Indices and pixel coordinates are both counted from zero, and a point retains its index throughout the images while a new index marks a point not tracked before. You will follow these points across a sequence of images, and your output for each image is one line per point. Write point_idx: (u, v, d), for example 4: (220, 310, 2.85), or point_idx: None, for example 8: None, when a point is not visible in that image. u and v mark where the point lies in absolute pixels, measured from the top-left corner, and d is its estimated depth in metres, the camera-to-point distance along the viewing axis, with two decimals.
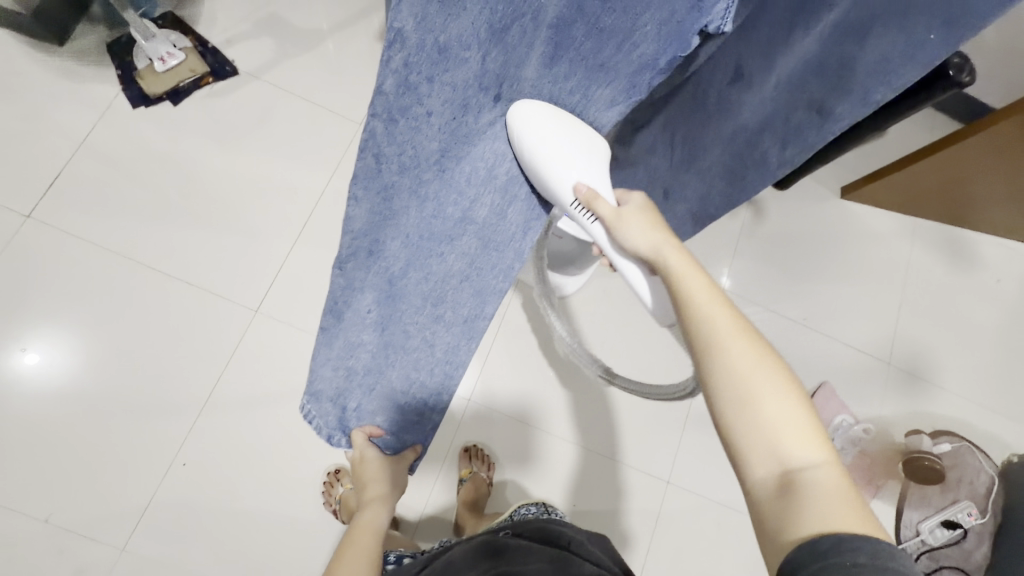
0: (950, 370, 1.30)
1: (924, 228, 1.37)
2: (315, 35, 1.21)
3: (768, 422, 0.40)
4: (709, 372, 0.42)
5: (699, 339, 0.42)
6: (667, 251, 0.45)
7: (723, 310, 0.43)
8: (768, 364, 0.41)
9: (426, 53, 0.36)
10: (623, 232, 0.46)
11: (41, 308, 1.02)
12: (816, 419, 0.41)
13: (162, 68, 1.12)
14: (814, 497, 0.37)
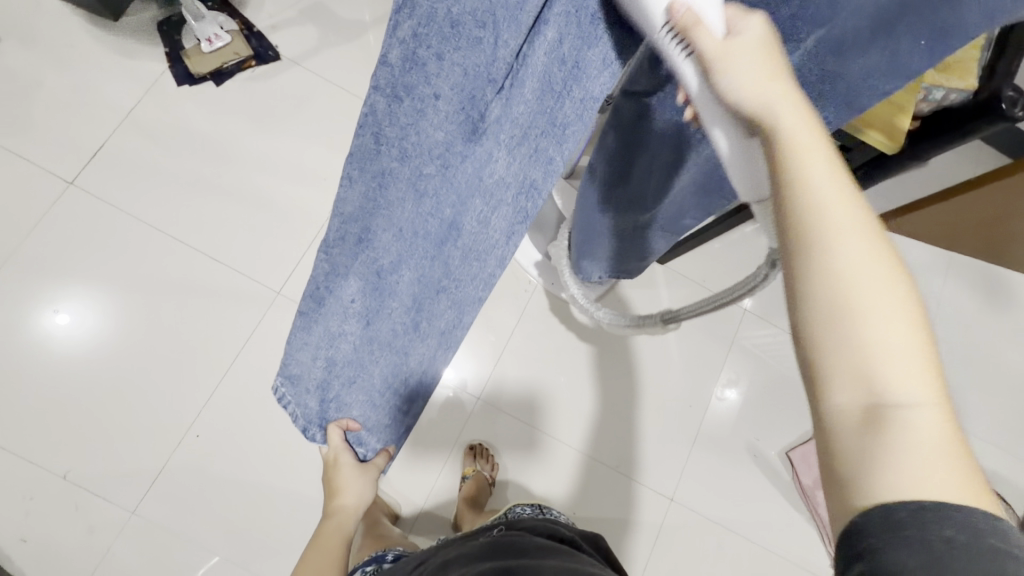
0: (983, 415, 1.23)
1: (962, 263, 1.30)
2: (357, 26, 1.23)
3: (866, 350, 0.28)
4: (803, 274, 0.29)
5: (804, 231, 0.29)
6: (781, 106, 0.31)
7: (842, 190, 0.29)
8: (893, 280, 0.29)
9: (437, 24, 0.33)
10: (726, 70, 0.31)
11: (77, 271, 1.06)
12: (937, 360, 0.29)
13: (209, 48, 1.15)
14: (910, 446, 0.27)
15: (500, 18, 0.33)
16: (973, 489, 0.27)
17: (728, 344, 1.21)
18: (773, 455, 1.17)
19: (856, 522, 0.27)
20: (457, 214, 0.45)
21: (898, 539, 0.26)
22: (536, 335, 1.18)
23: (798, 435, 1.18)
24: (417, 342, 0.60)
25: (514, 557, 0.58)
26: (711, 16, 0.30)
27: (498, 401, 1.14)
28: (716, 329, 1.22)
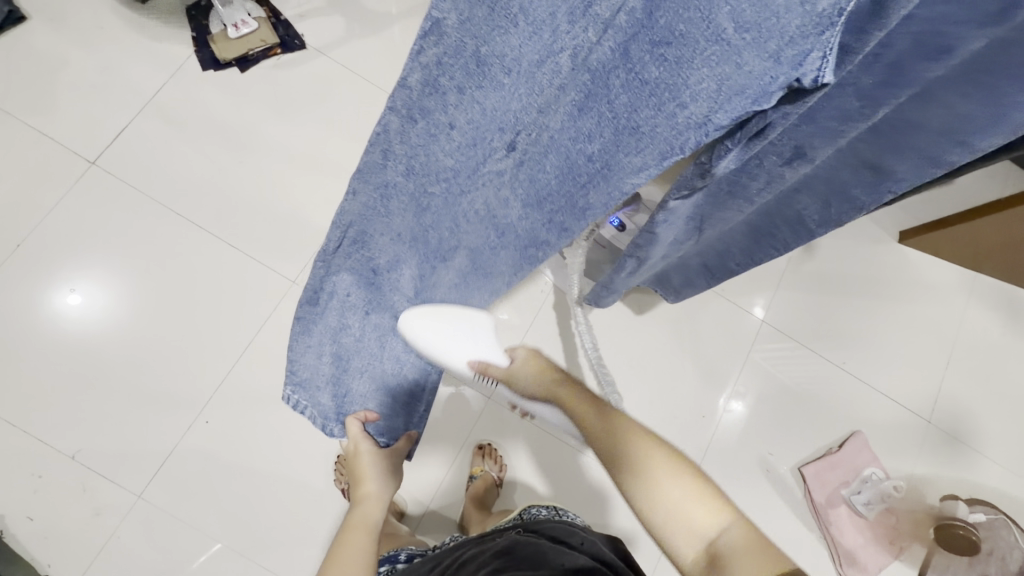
0: (1002, 440, 1.20)
1: (984, 285, 1.28)
2: (383, 19, 1.22)
3: (674, 510, 0.48)
4: (619, 483, 0.51)
5: (615, 454, 0.52)
6: (554, 386, 0.60)
7: (620, 419, 0.54)
8: (660, 458, 0.50)
9: (463, 59, 0.33)
10: (520, 383, 0.62)
11: (94, 254, 1.06)
12: (713, 489, 0.49)
13: (234, 34, 1.14)
14: (730, 561, 0.44)
15: (522, 74, 0.34)
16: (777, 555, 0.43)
17: (742, 354, 1.20)
18: (785, 469, 1.15)
19: None
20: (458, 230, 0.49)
21: None
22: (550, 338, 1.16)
23: (810, 451, 1.16)
24: None
25: (530, 560, 0.57)
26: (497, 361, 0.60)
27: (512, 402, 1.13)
28: (731, 340, 1.20)
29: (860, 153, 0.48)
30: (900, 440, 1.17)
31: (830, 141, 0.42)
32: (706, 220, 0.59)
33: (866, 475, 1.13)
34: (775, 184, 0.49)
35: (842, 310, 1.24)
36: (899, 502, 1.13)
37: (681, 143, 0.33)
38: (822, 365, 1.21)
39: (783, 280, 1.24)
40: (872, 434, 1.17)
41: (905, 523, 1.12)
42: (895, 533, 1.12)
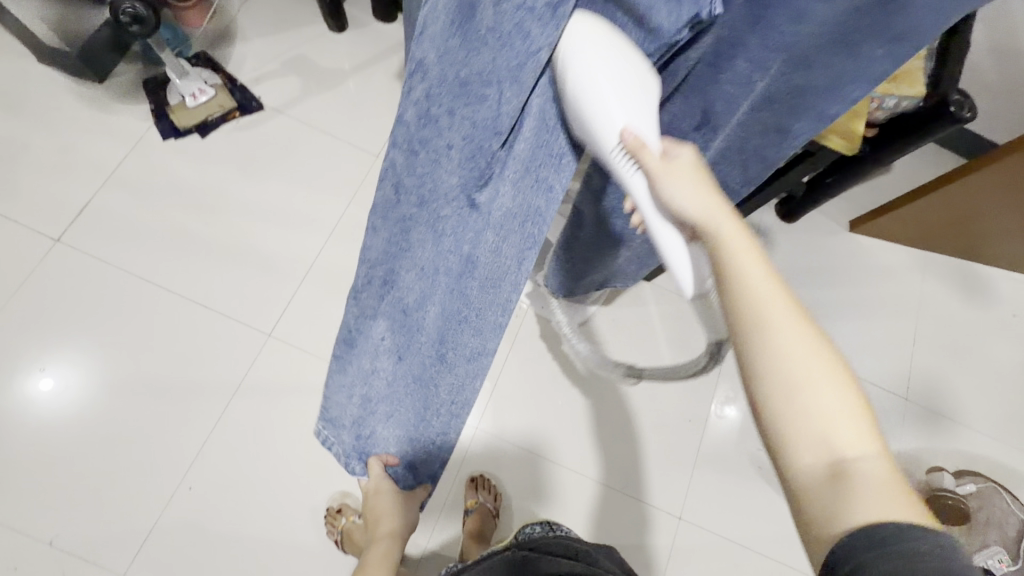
0: (979, 408, 1.24)
1: (936, 261, 1.35)
2: (337, 75, 1.25)
3: (814, 413, 0.37)
4: (749, 359, 0.39)
5: (747, 316, 0.39)
6: (718, 216, 0.41)
7: (771, 284, 0.39)
8: (822, 355, 0.38)
9: (448, 86, 0.38)
10: (669, 190, 0.41)
11: (64, 331, 1.05)
12: (864, 408, 0.38)
13: (193, 103, 1.17)
14: (863, 487, 0.35)
15: (504, 78, 0.36)
16: (922, 518, 0.34)
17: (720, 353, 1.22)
18: None
19: (837, 553, 0.33)
20: (473, 249, 0.48)
21: (879, 554, 0.31)
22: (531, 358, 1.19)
23: None
24: (444, 377, 0.62)
25: None
26: (653, 141, 0.39)
27: (505, 429, 1.13)
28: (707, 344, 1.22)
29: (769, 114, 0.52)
30: (882, 420, 1.20)
31: (730, 106, 0.49)
32: None
33: None
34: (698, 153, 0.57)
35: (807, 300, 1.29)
36: None
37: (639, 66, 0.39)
38: None
39: None
40: None
41: None
42: None
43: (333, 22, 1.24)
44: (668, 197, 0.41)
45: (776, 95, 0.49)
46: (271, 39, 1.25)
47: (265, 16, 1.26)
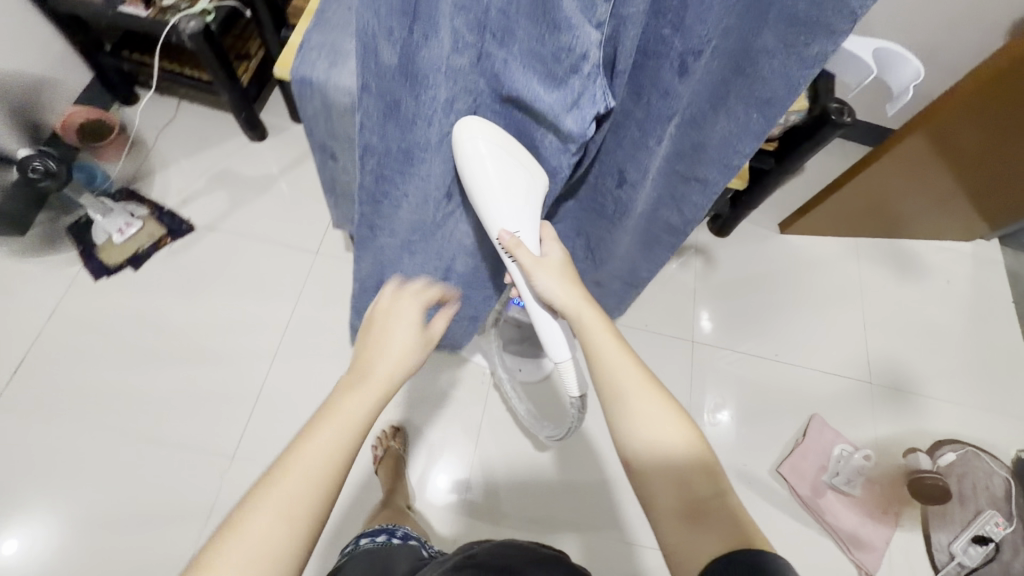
0: (938, 377, 1.29)
1: (866, 246, 1.42)
2: (266, 180, 1.26)
3: (671, 464, 0.47)
4: (616, 423, 0.50)
5: (610, 388, 0.51)
6: (582, 306, 0.56)
7: (627, 357, 0.52)
8: (671, 414, 0.49)
9: (393, 155, 0.51)
10: (540, 282, 0.58)
11: (11, 498, 0.99)
12: (711, 458, 0.47)
13: (120, 239, 1.14)
14: (714, 522, 0.43)
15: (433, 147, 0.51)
16: (762, 544, 0.41)
17: (687, 375, 1.24)
18: (766, 473, 1.16)
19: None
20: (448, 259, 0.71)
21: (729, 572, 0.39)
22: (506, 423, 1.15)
23: (780, 449, 1.18)
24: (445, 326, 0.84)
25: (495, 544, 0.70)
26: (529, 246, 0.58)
27: (491, 501, 1.08)
28: (674, 369, 1.24)
29: (680, 174, 0.56)
30: (854, 410, 1.23)
31: (640, 168, 0.55)
32: (591, 243, 0.72)
33: (836, 454, 1.15)
34: (627, 209, 0.61)
35: (757, 306, 1.33)
36: (875, 469, 1.16)
37: (556, 158, 0.54)
38: (763, 362, 1.27)
39: (699, 298, 1.32)
40: (827, 413, 1.22)
41: (888, 489, 1.15)
42: (885, 500, 1.14)
43: (252, 132, 1.26)
44: (541, 284, 0.58)
45: (683, 148, 0.53)
46: (194, 158, 1.25)
47: (184, 138, 1.27)
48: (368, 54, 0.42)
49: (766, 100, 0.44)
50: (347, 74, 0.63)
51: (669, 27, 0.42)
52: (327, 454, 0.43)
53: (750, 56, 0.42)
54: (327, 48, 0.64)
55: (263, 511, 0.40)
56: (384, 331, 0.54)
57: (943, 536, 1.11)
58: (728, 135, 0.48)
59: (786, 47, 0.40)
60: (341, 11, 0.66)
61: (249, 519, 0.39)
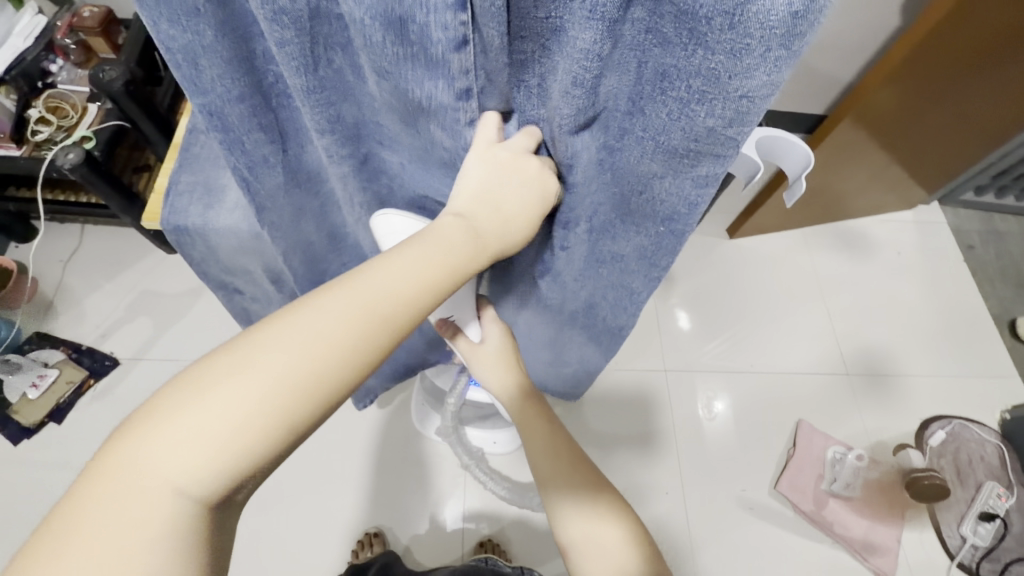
0: (910, 353, 1.28)
1: (814, 234, 1.42)
2: (190, 293, 1.17)
3: (598, 535, 0.54)
4: (551, 493, 0.57)
5: (541, 463, 0.58)
6: (513, 389, 0.60)
7: (556, 436, 0.59)
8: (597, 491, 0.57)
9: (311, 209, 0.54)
10: (479, 366, 0.59)
11: None
12: (637, 532, 0.55)
13: (37, 392, 1.04)
14: None
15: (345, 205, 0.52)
16: None
17: (667, 406, 1.20)
18: (766, 496, 1.12)
19: None
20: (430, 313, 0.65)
21: None
22: (495, 503, 1.06)
23: (776, 463, 1.15)
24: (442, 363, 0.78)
25: None
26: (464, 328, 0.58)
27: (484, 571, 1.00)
28: (653, 403, 1.20)
29: (611, 284, 0.53)
30: (837, 407, 1.21)
31: (556, 274, 0.54)
32: (533, 334, 0.70)
33: (830, 458, 1.14)
34: (555, 307, 0.61)
35: (723, 318, 1.31)
36: (873, 469, 1.14)
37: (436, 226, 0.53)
38: (740, 376, 1.24)
39: (662, 324, 1.29)
40: (811, 416, 1.20)
41: (889, 487, 1.13)
42: (888, 499, 1.12)
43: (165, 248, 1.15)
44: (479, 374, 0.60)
45: (603, 255, 0.50)
46: (107, 286, 1.16)
47: (93, 266, 1.18)
48: (244, 162, 0.44)
49: (670, 215, 0.42)
50: (225, 212, 0.57)
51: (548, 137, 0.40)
52: (257, 400, 0.29)
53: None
54: (199, 188, 0.58)
55: (120, 487, 0.27)
56: (440, 239, 0.36)
57: (950, 518, 1.10)
58: (643, 244, 0.46)
59: (674, 172, 0.37)
60: (211, 142, 0.61)
61: (142, 456, 0.27)
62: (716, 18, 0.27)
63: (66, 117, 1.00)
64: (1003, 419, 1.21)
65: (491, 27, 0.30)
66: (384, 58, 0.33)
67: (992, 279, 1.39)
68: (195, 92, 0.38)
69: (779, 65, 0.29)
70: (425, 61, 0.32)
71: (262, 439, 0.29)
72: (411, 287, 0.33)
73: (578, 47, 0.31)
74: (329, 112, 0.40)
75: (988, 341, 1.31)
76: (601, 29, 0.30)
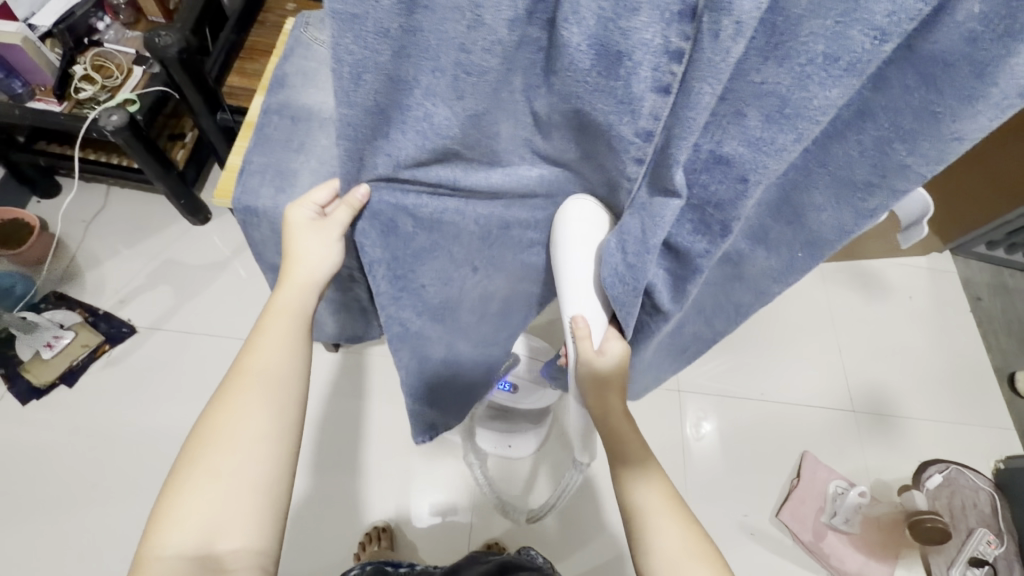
0: (914, 396, 1.31)
1: (830, 270, 1.45)
2: (215, 267, 1.16)
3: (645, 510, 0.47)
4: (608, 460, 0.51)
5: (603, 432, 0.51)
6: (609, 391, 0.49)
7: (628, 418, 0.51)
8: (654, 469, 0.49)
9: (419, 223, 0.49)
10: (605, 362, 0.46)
11: None
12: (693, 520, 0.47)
13: (51, 353, 1.02)
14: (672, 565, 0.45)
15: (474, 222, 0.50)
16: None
17: (677, 422, 1.22)
18: (766, 522, 1.14)
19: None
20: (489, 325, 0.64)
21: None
22: (460, 499, 1.06)
23: (778, 493, 1.17)
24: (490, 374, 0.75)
25: None
26: (597, 332, 0.45)
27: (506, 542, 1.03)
28: (663, 422, 1.22)
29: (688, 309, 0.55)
30: (841, 442, 1.23)
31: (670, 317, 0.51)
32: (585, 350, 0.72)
33: (831, 492, 1.15)
34: None
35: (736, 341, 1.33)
36: (874, 508, 1.16)
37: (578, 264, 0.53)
38: (749, 402, 1.26)
39: None
40: (816, 449, 1.22)
41: (887, 528, 1.15)
42: (884, 538, 1.14)
43: (194, 217, 1.16)
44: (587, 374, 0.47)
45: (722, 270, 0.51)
46: (129, 252, 1.15)
47: (117, 229, 1.16)
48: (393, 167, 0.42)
49: (814, 240, 0.41)
50: (297, 198, 0.57)
51: (718, 219, 0.35)
52: (248, 400, 0.47)
53: (793, 204, 0.40)
54: (271, 171, 0.58)
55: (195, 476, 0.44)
56: (291, 289, 0.53)
57: (941, 561, 1.12)
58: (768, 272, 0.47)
59: (840, 203, 0.37)
60: (284, 125, 0.61)
61: (194, 467, 0.44)
62: (961, 66, 0.28)
63: (111, 77, 0.98)
64: (998, 469, 1.24)
65: (705, 89, 0.27)
66: (576, 85, 0.31)
67: (997, 332, 1.42)
68: (342, 100, 0.35)
69: (1005, 112, 0.30)
70: (618, 98, 0.30)
71: (262, 420, 0.47)
72: (292, 318, 0.52)
73: (813, 106, 0.29)
74: (489, 128, 0.38)
75: (988, 391, 1.34)
76: (851, 84, 0.28)
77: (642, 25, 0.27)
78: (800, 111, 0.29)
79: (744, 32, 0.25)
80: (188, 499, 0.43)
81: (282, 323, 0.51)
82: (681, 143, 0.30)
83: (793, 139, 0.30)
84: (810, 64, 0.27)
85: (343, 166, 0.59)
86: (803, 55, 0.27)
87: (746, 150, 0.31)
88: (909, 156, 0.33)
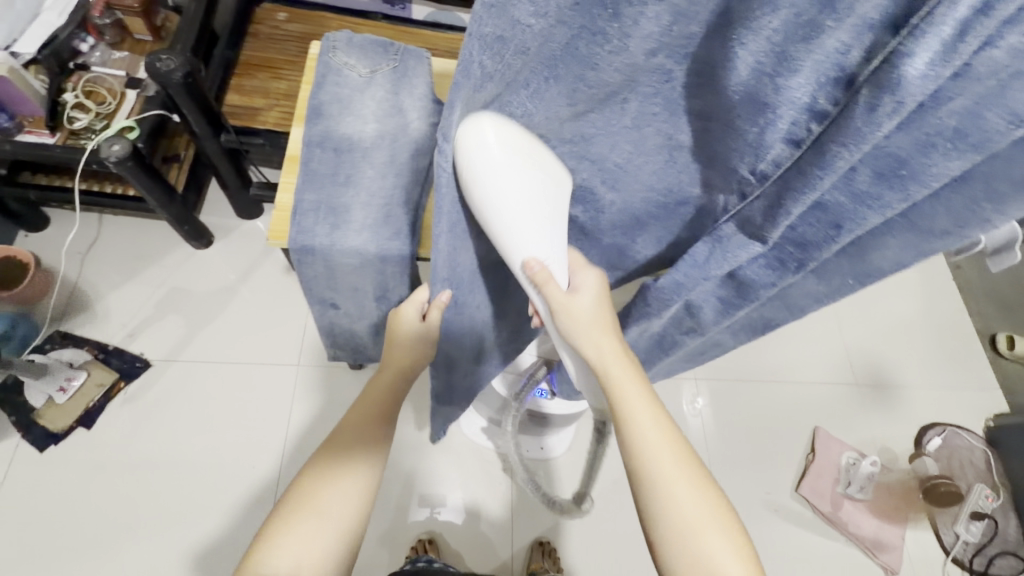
0: (910, 365, 1.39)
1: None
2: (224, 292, 1.12)
3: (676, 499, 0.42)
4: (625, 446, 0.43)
5: (616, 409, 0.44)
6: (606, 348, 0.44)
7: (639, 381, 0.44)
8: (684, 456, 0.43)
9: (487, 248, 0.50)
10: (573, 308, 0.43)
11: None
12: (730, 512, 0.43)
13: (65, 396, 0.99)
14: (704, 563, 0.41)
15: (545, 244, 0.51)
16: None
17: (696, 409, 1.26)
18: (787, 498, 1.20)
19: None
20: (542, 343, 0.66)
21: None
22: (477, 497, 1.07)
23: (796, 468, 1.23)
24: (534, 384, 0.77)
25: None
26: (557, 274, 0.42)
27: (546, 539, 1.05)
28: (682, 410, 1.25)
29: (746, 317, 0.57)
30: (846, 416, 1.30)
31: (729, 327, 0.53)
32: None
33: (845, 463, 1.23)
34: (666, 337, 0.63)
35: None
36: (886, 475, 1.25)
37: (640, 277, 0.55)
38: (760, 384, 1.31)
39: None
40: (826, 423, 1.28)
41: (899, 492, 1.24)
42: (896, 503, 1.22)
43: (197, 242, 1.11)
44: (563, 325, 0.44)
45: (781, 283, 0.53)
46: (132, 283, 1.10)
47: (115, 260, 1.11)
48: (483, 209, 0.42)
49: (868, 272, 0.45)
50: (352, 233, 0.57)
51: (794, 258, 0.38)
52: (344, 465, 0.50)
53: (864, 244, 0.41)
54: (324, 208, 0.58)
55: (282, 535, 0.47)
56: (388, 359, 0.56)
57: (945, 518, 1.21)
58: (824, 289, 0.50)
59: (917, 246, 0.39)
60: (327, 158, 0.60)
61: (284, 524, 0.47)
62: None
63: (104, 103, 0.93)
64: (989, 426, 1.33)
65: (844, 153, 0.28)
66: (720, 120, 0.34)
67: (978, 298, 1.51)
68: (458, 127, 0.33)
69: None
70: (750, 139, 0.32)
71: (350, 487, 0.50)
72: (393, 387, 0.56)
73: (934, 174, 0.28)
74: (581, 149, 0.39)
75: (975, 355, 1.43)
76: (975, 160, 0.27)
77: (797, 86, 0.28)
78: (916, 175, 0.29)
79: (902, 110, 0.25)
80: (271, 555, 0.46)
81: (381, 395, 0.55)
82: (798, 195, 0.31)
83: (900, 200, 0.31)
84: (937, 135, 0.27)
85: (392, 199, 0.59)
86: (933, 125, 0.27)
87: (848, 200, 0.32)
88: (993, 213, 0.33)
